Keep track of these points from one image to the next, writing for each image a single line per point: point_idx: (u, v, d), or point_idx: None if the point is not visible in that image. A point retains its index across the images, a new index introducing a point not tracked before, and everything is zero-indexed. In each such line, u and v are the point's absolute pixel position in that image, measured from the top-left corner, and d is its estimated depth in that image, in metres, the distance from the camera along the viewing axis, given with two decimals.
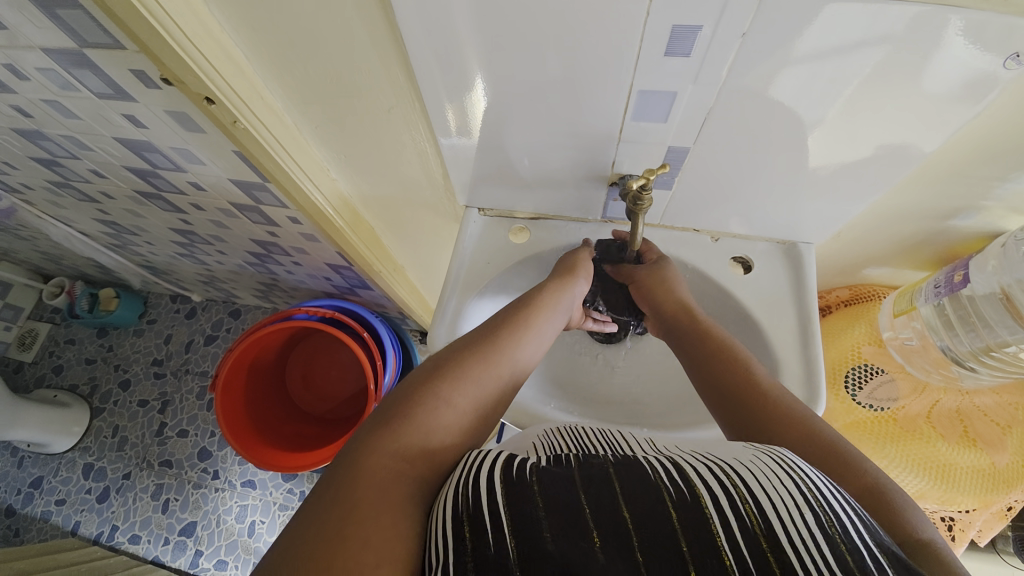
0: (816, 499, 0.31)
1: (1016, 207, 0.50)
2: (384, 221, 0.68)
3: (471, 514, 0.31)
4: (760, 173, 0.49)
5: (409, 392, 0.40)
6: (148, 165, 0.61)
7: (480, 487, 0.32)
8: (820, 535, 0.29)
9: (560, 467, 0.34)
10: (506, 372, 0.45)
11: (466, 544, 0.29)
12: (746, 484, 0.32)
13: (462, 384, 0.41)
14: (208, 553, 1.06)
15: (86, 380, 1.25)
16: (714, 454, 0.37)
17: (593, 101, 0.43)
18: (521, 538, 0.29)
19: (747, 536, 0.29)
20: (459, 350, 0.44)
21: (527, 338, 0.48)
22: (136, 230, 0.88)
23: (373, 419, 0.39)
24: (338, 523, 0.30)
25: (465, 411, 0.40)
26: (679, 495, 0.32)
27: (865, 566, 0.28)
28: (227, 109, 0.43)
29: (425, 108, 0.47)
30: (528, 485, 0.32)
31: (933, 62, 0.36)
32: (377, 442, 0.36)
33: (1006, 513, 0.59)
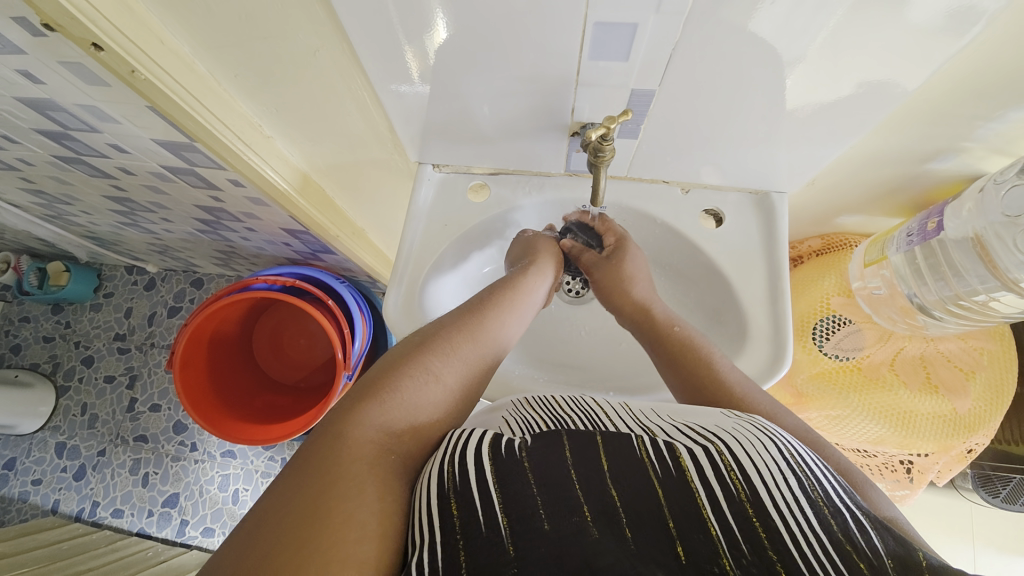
0: (797, 463, 0.30)
1: (997, 148, 0.48)
2: (337, 182, 0.62)
3: (458, 492, 0.30)
4: (733, 117, 0.45)
5: (393, 365, 0.38)
6: (60, 126, 0.54)
7: (467, 463, 0.31)
8: (803, 498, 0.28)
9: (548, 437, 0.34)
10: (492, 351, 0.44)
11: (454, 520, 0.28)
12: (731, 450, 0.31)
13: (451, 360, 0.40)
14: (195, 522, 1.07)
15: (47, 359, 1.19)
16: (694, 422, 0.35)
17: (553, 39, 0.38)
18: (514, 516, 0.28)
19: (732, 504, 0.29)
20: (448, 325, 0.43)
21: (510, 317, 0.47)
22: (69, 199, 0.80)
23: (354, 391, 0.36)
24: (317, 499, 0.29)
25: (452, 390, 0.39)
26: (665, 471, 0.31)
27: (848, 528, 0.27)
28: (121, 57, 0.37)
29: (354, 50, 0.42)
30: (517, 461, 0.31)
31: None
32: (359, 414, 0.34)
33: (965, 455, 0.59)
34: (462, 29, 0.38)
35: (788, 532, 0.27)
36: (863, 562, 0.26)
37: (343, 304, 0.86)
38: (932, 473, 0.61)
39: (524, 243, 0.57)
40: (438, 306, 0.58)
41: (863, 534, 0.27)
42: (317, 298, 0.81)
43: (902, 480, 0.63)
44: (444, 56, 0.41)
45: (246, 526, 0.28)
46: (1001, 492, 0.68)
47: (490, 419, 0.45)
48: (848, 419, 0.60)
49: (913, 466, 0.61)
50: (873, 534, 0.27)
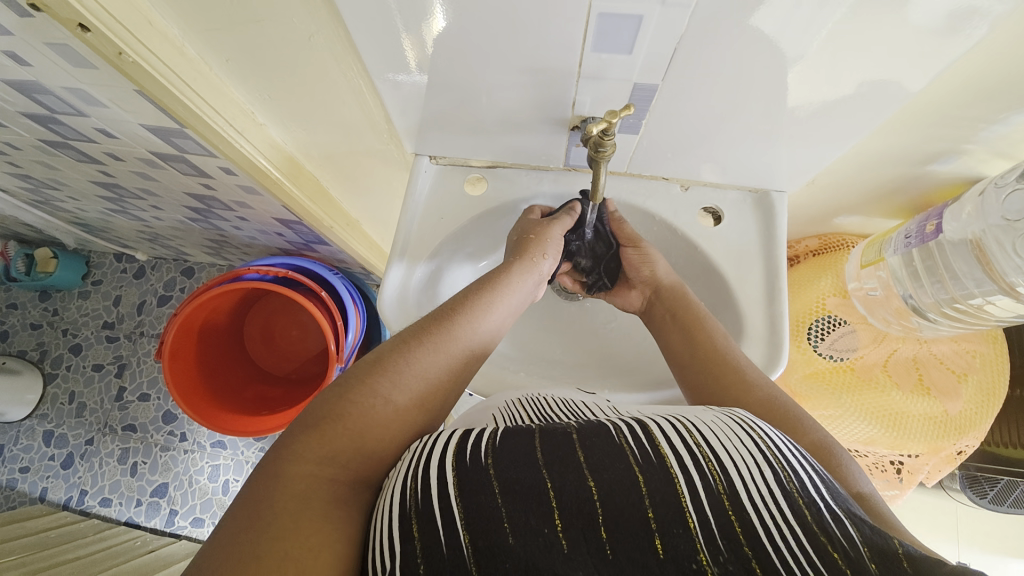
0: (773, 454, 0.30)
1: (999, 151, 0.48)
2: (331, 172, 0.61)
3: (420, 511, 0.29)
4: (734, 114, 0.45)
5: (342, 389, 0.36)
6: (45, 109, 0.53)
7: (429, 478, 0.30)
8: (778, 491, 0.28)
9: (518, 437, 0.32)
10: (455, 363, 0.41)
11: (415, 544, 0.28)
12: (709, 444, 0.31)
13: (404, 380, 0.38)
14: (184, 512, 1.06)
15: (34, 347, 1.17)
16: (675, 413, 0.35)
17: (554, 29, 0.37)
18: (478, 533, 0.28)
19: (711, 499, 0.28)
20: (403, 341, 0.40)
21: (481, 325, 0.44)
22: (56, 184, 0.78)
23: (303, 418, 0.35)
24: (256, 542, 0.29)
25: (406, 408, 0.37)
26: (645, 457, 0.30)
27: (823, 518, 0.27)
28: (107, 38, 0.36)
29: (351, 35, 0.41)
30: (482, 469, 0.30)
31: None
32: (303, 446, 0.33)
33: (954, 456, 0.60)
34: (461, 17, 0.37)
35: (763, 528, 0.27)
36: (837, 553, 0.26)
37: (336, 296, 0.85)
38: (921, 474, 0.61)
39: (523, 228, 0.54)
40: (434, 299, 0.57)
41: (838, 525, 0.27)
42: (311, 289, 0.80)
43: (892, 479, 0.63)
44: (442, 47, 0.40)
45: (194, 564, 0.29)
46: (988, 493, 0.69)
47: (485, 416, 0.45)
48: (840, 420, 0.60)
49: (903, 466, 0.62)
50: (848, 523, 0.27)
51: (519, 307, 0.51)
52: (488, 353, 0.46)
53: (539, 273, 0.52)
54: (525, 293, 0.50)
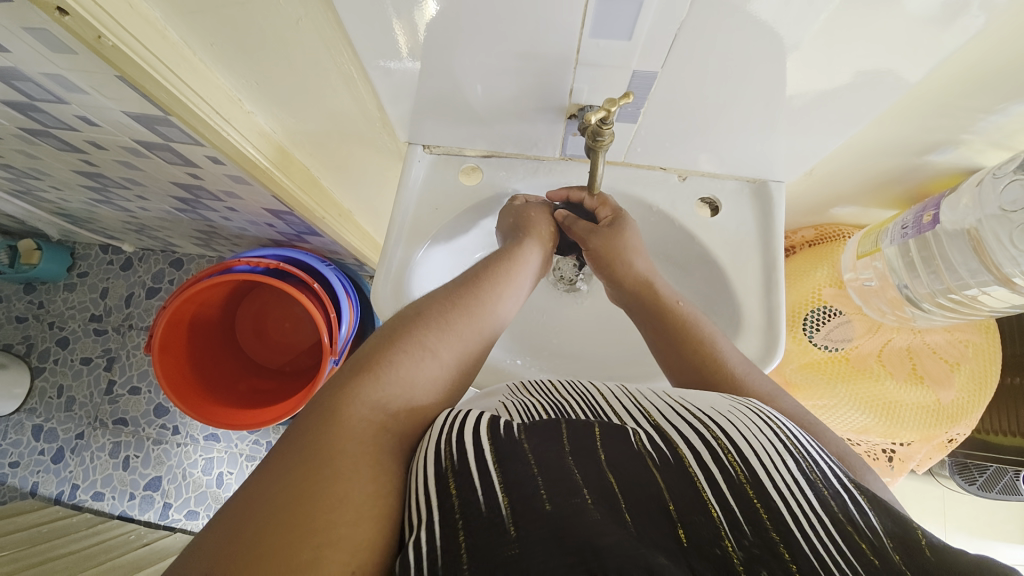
0: (793, 444, 0.30)
1: (997, 141, 0.48)
2: (323, 161, 0.60)
3: (456, 471, 0.29)
4: (733, 102, 0.44)
5: (390, 339, 0.38)
6: (23, 96, 0.51)
7: (464, 443, 0.31)
8: (802, 478, 0.28)
9: (546, 422, 0.33)
10: (489, 323, 0.43)
11: (452, 500, 0.28)
12: (728, 434, 0.31)
13: (447, 335, 0.39)
14: (178, 505, 1.06)
15: (20, 340, 1.15)
16: (691, 403, 0.35)
17: (551, 14, 0.36)
18: (513, 496, 0.28)
19: (732, 486, 0.29)
20: (443, 299, 0.42)
21: (510, 292, 0.46)
22: (37, 173, 0.76)
23: (351, 363, 0.36)
24: (309, 479, 0.28)
25: (448, 363, 0.39)
26: (663, 458, 0.31)
27: (848, 508, 0.27)
28: (85, 22, 0.34)
29: (341, 20, 0.39)
30: (517, 442, 0.31)
31: None
32: (355, 392, 0.33)
33: (946, 444, 0.61)
34: (454, 2, 0.36)
35: (789, 513, 0.27)
36: (863, 543, 0.26)
37: (328, 287, 0.83)
38: (913, 461, 0.63)
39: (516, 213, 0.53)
40: (430, 289, 0.56)
41: (862, 514, 0.27)
42: (303, 281, 0.79)
43: (884, 466, 0.64)
44: (434, 33, 0.39)
45: (234, 505, 0.28)
46: (977, 480, 0.71)
47: (485, 405, 0.44)
48: (835, 408, 0.61)
49: (895, 454, 0.63)
50: (871, 514, 0.27)
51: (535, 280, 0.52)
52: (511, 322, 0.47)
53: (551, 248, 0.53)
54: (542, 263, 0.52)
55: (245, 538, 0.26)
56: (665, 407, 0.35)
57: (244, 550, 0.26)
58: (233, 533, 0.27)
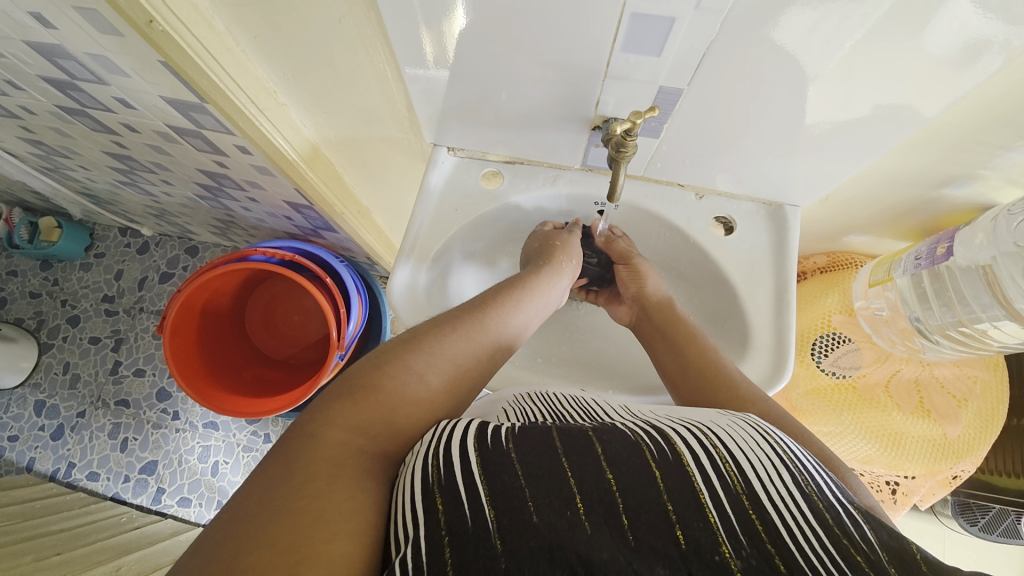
0: (789, 457, 0.31)
1: (1013, 179, 0.48)
2: (347, 157, 0.62)
3: (443, 485, 0.29)
4: (753, 125, 0.45)
5: (381, 361, 0.38)
6: (66, 75, 0.53)
7: (452, 456, 0.31)
8: (797, 492, 0.29)
9: (535, 431, 0.33)
10: (483, 352, 0.43)
11: (438, 515, 0.28)
12: (725, 444, 0.32)
13: (435, 360, 0.39)
14: (171, 491, 1.05)
15: (32, 315, 1.17)
16: (691, 419, 0.35)
17: (582, 28, 0.38)
18: (502, 509, 0.28)
19: (730, 495, 0.29)
20: (434, 324, 0.42)
21: (508, 320, 0.46)
22: (68, 152, 0.78)
23: (338, 386, 0.37)
24: (293, 497, 0.29)
25: (437, 389, 0.38)
26: (661, 455, 0.31)
27: (842, 520, 0.28)
28: (139, 5, 0.36)
29: (381, 21, 0.41)
30: (504, 452, 0.31)
31: (941, 16, 0.32)
32: (339, 413, 0.34)
33: (950, 480, 0.61)
34: (487, 10, 0.38)
35: (782, 524, 0.28)
36: (860, 556, 0.26)
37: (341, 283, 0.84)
38: (916, 496, 0.62)
39: (544, 238, 0.57)
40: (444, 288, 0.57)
41: (856, 528, 0.27)
42: (316, 275, 0.80)
43: (887, 500, 0.63)
44: (466, 40, 0.41)
45: (222, 518, 0.29)
46: (979, 521, 0.68)
47: (493, 409, 0.45)
48: (839, 437, 0.60)
49: (899, 487, 0.62)
50: (866, 527, 0.28)
51: (547, 309, 0.53)
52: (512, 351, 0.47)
53: (567, 280, 0.54)
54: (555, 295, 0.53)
55: (225, 555, 0.27)
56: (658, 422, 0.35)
57: (221, 567, 0.26)
58: (214, 551, 0.27)
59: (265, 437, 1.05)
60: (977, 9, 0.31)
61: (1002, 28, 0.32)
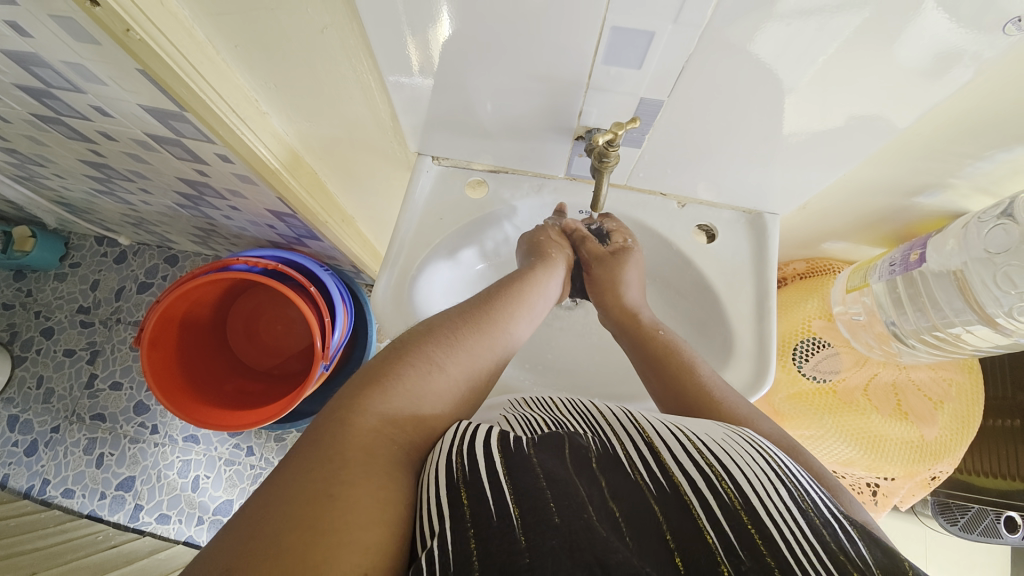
0: (785, 473, 0.31)
1: (981, 187, 0.50)
2: (331, 166, 0.61)
3: (468, 482, 0.30)
4: (732, 134, 0.46)
5: (403, 352, 0.38)
6: (41, 83, 0.51)
7: (476, 455, 0.31)
8: (795, 508, 0.29)
9: (551, 440, 0.34)
10: (499, 346, 0.43)
11: (464, 510, 0.28)
12: (721, 461, 0.32)
13: (457, 352, 0.39)
14: (149, 508, 1.02)
15: (3, 328, 1.13)
16: (685, 428, 0.36)
17: (568, 40, 0.38)
18: (526, 506, 0.28)
19: (727, 512, 0.29)
20: (453, 317, 0.42)
21: (520, 314, 0.46)
22: (42, 160, 0.76)
23: (360, 376, 0.36)
24: (326, 481, 0.28)
25: (457, 381, 0.38)
26: (659, 489, 0.31)
27: (839, 538, 0.28)
28: (116, 15, 0.36)
29: (365, 32, 0.41)
30: (527, 456, 0.32)
31: (911, 30, 0.34)
32: (366, 400, 0.34)
33: (929, 481, 0.62)
34: (472, 22, 0.38)
35: (782, 540, 0.28)
36: (855, 572, 0.26)
37: (326, 292, 0.83)
38: (896, 497, 0.63)
39: (533, 237, 0.55)
40: (429, 298, 0.57)
41: (853, 544, 0.27)
42: (300, 284, 0.79)
43: (868, 501, 0.64)
44: (452, 50, 0.41)
45: (252, 504, 0.28)
46: (959, 521, 0.69)
47: (488, 416, 0.44)
48: (821, 440, 0.61)
49: (879, 488, 0.63)
50: (861, 543, 0.28)
51: (550, 302, 0.53)
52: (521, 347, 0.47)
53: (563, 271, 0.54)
54: (555, 288, 0.53)
55: (255, 539, 0.26)
56: (662, 427, 0.35)
57: (253, 550, 0.25)
58: (239, 536, 0.26)
59: (248, 450, 1.03)
60: (950, 20, 0.33)
61: (974, 37, 0.33)
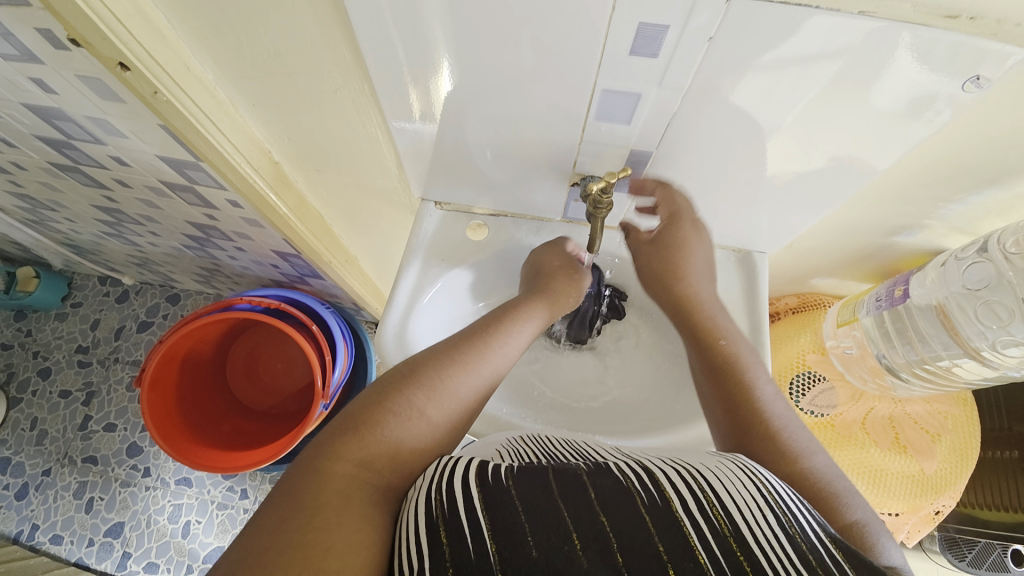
0: (773, 499, 0.32)
1: (957, 227, 0.53)
2: (336, 210, 0.64)
3: (448, 520, 0.30)
4: (718, 178, 0.48)
5: (381, 399, 0.38)
6: (62, 134, 0.54)
7: (456, 493, 0.31)
8: (782, 535, 0.29)
9: (534, 470, 0.34)
10: (483, 384, 0.43)
11: (444, 548, 0.29)
12: (712, 486, 0.32)
13: (437, 395, 0.40)
14: (137, 556, 0.99)
15: (0, 368, 1.12)
16: (677, 459, 0.36)
17: (562, 98, 0.41)
18: (502, 543, 0.29)
19: (717, 537, 0.30)
20: (435, 358, 0.42)
21: (505, 351, 0.46)
22: (54, 205, 0.79)
23: (339, 423, 0.37)
24: (302, 529, 0.30)
25: (437, 424, 0.39)
26: (651, 500, 0.32)
27: (826, 562, 0.28)
28: (145, 78, 0.38)
29: (374, 92, 0.44)
30: (505, 488, 0.32)
31: (885, 78, 0.36)
32: (341, 447, 0.35)
33: (933, 516, 0.61)
34: (470, 81, 0.41)
35: (770, 567, 0.28)
36: None
37: (328, 330, 0.84)
38: (902, 533, 0.62)
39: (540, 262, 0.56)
40: (431, 335, 0.58)
41: (839, 568, 0.28)
42: (301, 322, 0.80)
43: None
44: (453, 102, 0.44)
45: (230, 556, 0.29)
46: (967, 556, 0.68)
47: (484, 451, 0.45)
48: None
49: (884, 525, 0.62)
50: (846, 565, 0.28)
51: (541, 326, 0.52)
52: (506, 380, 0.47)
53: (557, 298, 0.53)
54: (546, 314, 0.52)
55: None
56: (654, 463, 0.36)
57: None
58: None
59: (241, 493, 1.01)
60: (927, 70, 0.35)
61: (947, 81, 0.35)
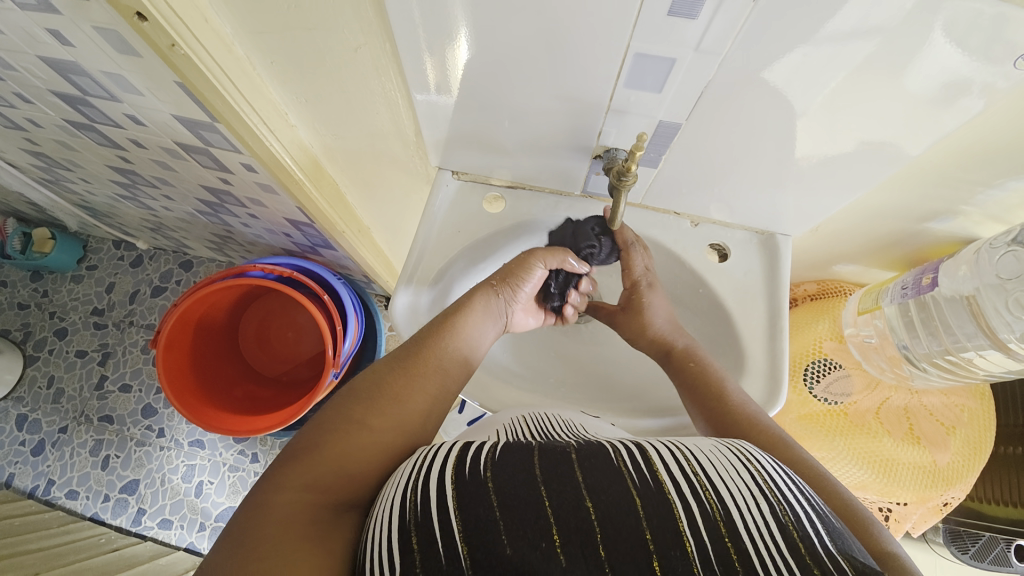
0: (769, 487, 0.31)
1: (993, 214, 0.51)
2: (352, 178, 0.63)
3: (418, 524, 0.29)
4: (748, 157, 0.47)
5: (322, 422, 0.39)
6: (78, 91, 0.54)
7: (429, 491, 0.31)
8: (774, 524, 0.29)
9: (519, 452, 0.34)
10: (426, 387, 0.43)
11: (414, 556, 0.28)
12: (706, 472, 0.32)
13: (377, 405, 0.40)
14: (152, 512, 1.02)
15: (18, 327, 1.14)
16: (674, 438, 0.36)
17: (591, 62, 0.39)
18: (474, 543, 0.28)
19: (708, 524, 0.29)
20: (375, 373, 0.43)
21: (449, 349, 0.46)
22: (70, 165, 0.79)
23: (287, 451, 0.37)
24: (246, 558, 0.30)
25: (380, 433, 0.38)
26: (643, 482, 0.31)
27: (819, 552, 0.28)
28: (162, 29, 0.37)
29: (396, 51, 0.43)
30: (482, 482, 0.31)
31: (916, 63, 0.34)
32: (286, 476, 0.35)
33: (941, 507, 0.61)
34: (494, 45, 0.40)
35: (758, 556, 0.28)
36: None
37: (339, 301, 0.84)
38: (908, 523, 0.62)
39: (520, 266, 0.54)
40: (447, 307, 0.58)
41: (831, 560, 0.28)
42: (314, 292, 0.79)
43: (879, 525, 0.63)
44: (474, 70, 0.42)
45: None
46: (970, 549, 0.68)
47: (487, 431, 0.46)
48: (834, 463, 0.61)
49: (891, 514, 0.62)
50: (841, 559, 0.28)
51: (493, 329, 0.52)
52: (463, 378, 0.47)
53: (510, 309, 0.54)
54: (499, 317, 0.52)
55: None
56: (644, 443, 0.35)
57: None
58: None
59: (252, 457, 1.03)
60: (961, 52, 0.33)
61: (983, 69, 0.34)
